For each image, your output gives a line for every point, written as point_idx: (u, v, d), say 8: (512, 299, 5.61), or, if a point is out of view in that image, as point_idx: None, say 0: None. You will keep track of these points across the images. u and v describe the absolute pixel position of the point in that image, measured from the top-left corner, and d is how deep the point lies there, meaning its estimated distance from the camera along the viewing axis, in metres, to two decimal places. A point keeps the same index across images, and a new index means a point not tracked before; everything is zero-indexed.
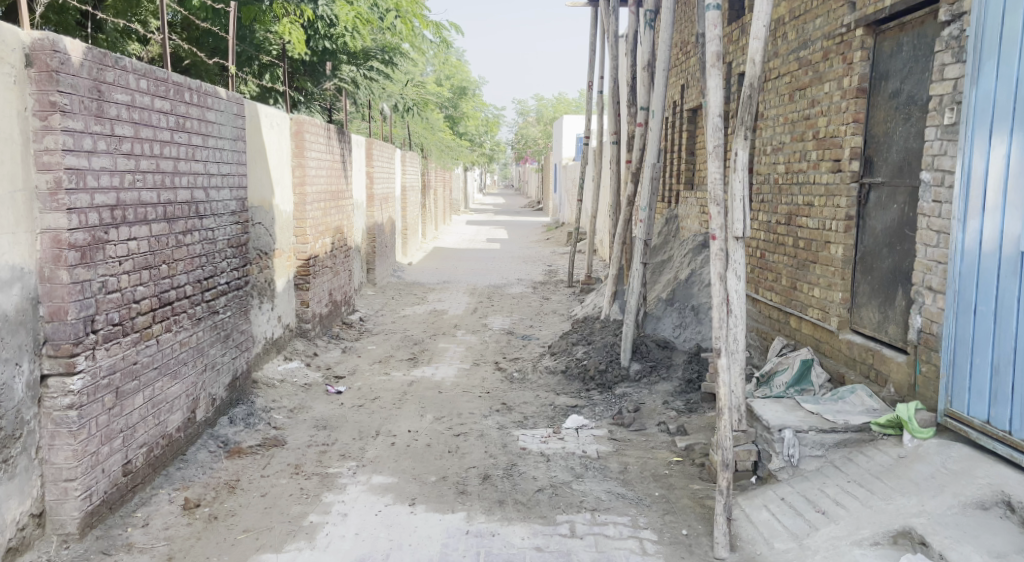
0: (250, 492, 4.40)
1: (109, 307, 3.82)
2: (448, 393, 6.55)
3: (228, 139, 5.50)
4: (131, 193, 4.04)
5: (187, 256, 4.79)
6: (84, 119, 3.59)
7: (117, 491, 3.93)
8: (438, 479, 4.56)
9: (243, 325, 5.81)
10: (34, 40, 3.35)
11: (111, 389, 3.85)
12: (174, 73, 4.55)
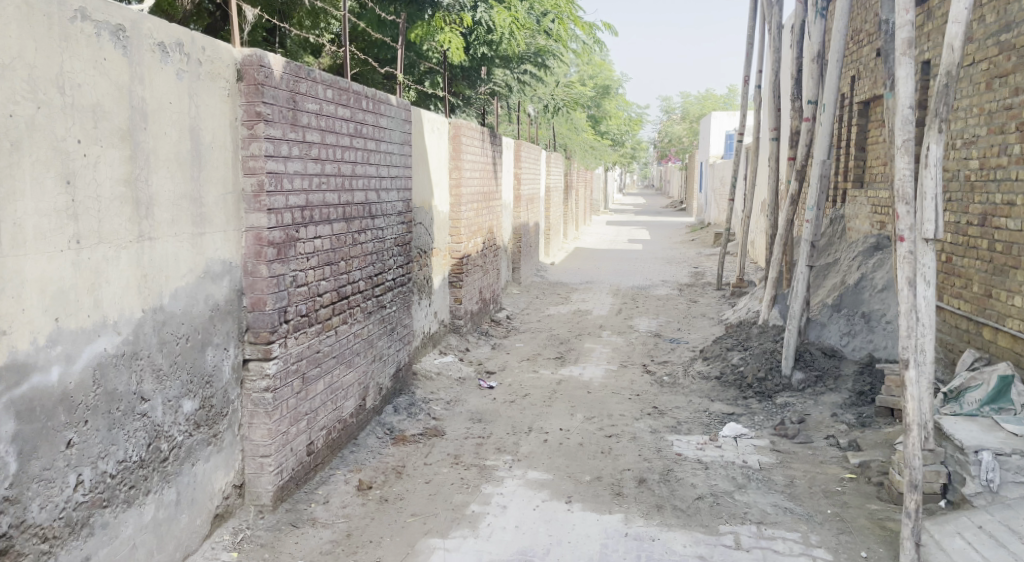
0: (415, 478, 4.64)
1: (298, 299, 4.16)
2: (597, 394, 6.55)
3: (397, 144, 5.80)
4: (317, 196, 4.37)
5: (361, 254, 5.11)
6: (282, 127, 3.93)
7: (302, 469, 4.28)
8: (593, 479, 4.59)
9: (405, 320, 6.12)
10: (244, 56, 3.71)
11: (298, 374, 4.18)
12: (354, 82, 4.87)
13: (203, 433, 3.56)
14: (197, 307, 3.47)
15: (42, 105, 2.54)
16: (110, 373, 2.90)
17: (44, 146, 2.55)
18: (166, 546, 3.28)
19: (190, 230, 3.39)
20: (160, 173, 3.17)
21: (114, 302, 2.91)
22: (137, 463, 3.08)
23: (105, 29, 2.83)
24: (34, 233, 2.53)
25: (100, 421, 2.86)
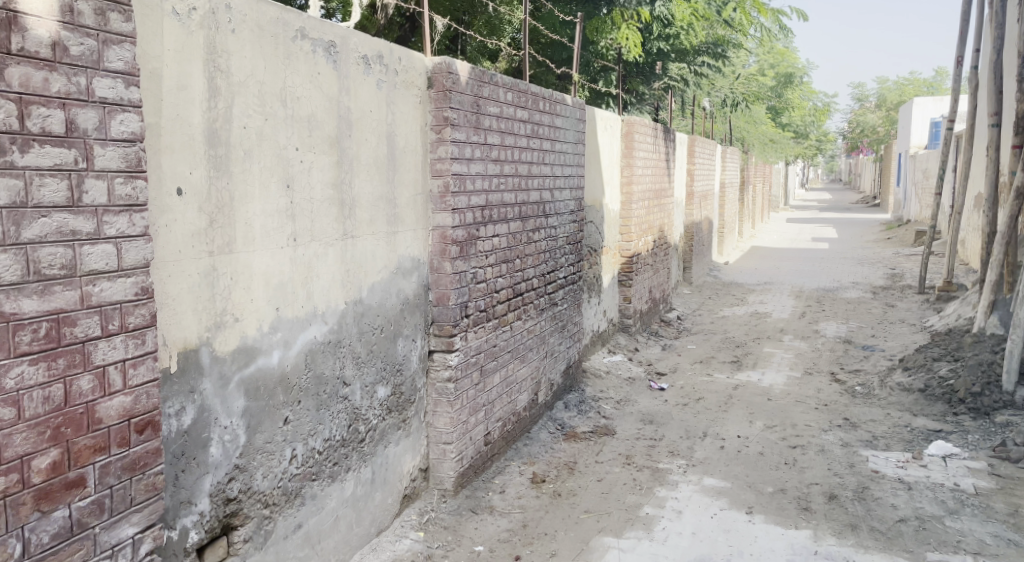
0: (587, 475, 4.68)
1: (478, 295, 4.33)
2: (779, 401, 6.25)
3: (571, 143, 5.86)
4: (496, 196, 4.53)
5: (535, 252, 5.22)
6: (467, 130, 4.11)
7: (480, 458, 4.46)
8: (776, 491, 4.40)
9: (576, 317, 6.18)
10: (435, 64, 3.92)
11: (477, 367, 4.36)
12: (532, 84, 4.98)
13: (394, 418, 3.81)
14: (390, 301, 3.72)
15: (269, 118, 2.84)
16: (319, 359, 3.18)
17: (269, 153, 2.86)
18: (362, 520, 3.56)
19: (386, 229, 3.64)
20: (361, 177, 3.43)
21: (322, 294, 3.20)
22: (340, 442, 3.36)
23: (319, 45, 3.11)
24: (261, 232, 2.84)
25: (311, 402, 3.15)
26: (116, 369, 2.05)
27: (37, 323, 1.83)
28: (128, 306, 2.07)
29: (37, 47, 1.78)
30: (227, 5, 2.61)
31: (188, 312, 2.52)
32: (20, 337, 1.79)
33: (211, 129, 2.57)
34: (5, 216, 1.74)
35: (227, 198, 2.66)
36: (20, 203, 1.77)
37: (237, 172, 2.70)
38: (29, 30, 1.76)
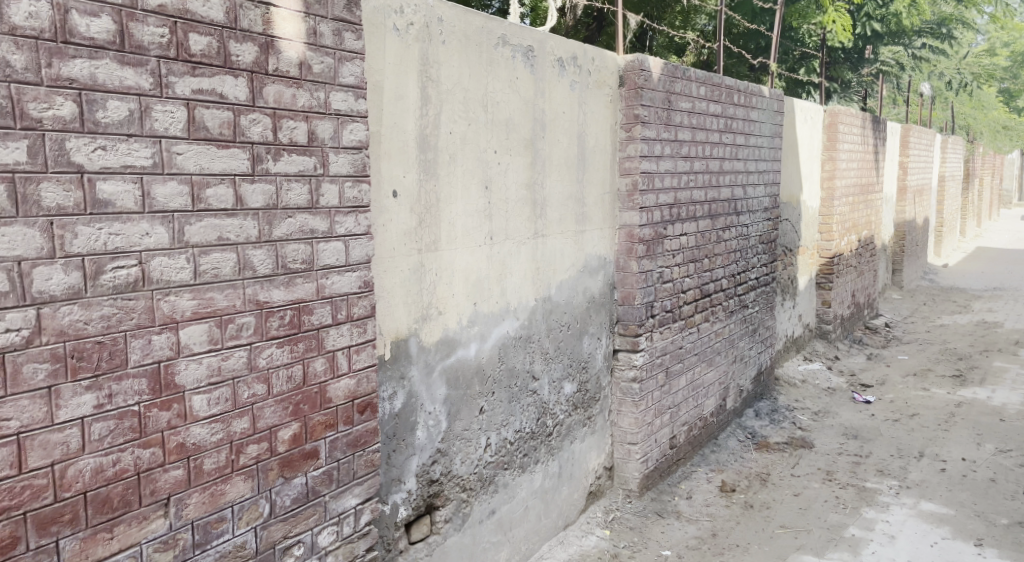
0: (782, 488, 4.45)
1: (664, 295, 4.27)
2: (1013, 423, 5.56)
3: (767, 137, 5.59)
4: (685, 193, 4.42)
5: (725, 252, 5.04)
6: (657, 127, 4.06)
7: (666, 461, 4.40)
8: (1011, 523, 3.93)
9: (769, 321, 5.88)
10: (627, 62, 3.92)
11: (663, 368, 4.30)
12: (726, 77, 4.81)
13: (580, 415, 3.86)
14: (577, 298, 3.76)
15: (472, 123, 2.99)
16: (510, 353, 3.30)
17: (471, 157, 3.00)
18: (550, 512, 3.65)
19: (574, 227, 3.69)
20: (552, 177, 3.51)
21: (514, 291, 3.31)
22: (528, 434, 3.46)
23: (518, 50, 3.22)
24: (462, 232, 2.99)
25: (503, 394, 3.27)
26: (343, 354, 2.26)
27: (283, 311, 2.06)
28: (353, 297, 2.27)
29: (288, 66, 2.01)
30: (439, 18, 2.77)
31: (401, 305, 2.72)
32: (271, 322, 2.03)
33: (422, 135, 2.75)
34: (261, 216, 1.97)
35: (434, 200, 2.83)
36: (273, 205, 2.00)
37: (442, 175, 2.86)
38: (282, 52, 1.99)
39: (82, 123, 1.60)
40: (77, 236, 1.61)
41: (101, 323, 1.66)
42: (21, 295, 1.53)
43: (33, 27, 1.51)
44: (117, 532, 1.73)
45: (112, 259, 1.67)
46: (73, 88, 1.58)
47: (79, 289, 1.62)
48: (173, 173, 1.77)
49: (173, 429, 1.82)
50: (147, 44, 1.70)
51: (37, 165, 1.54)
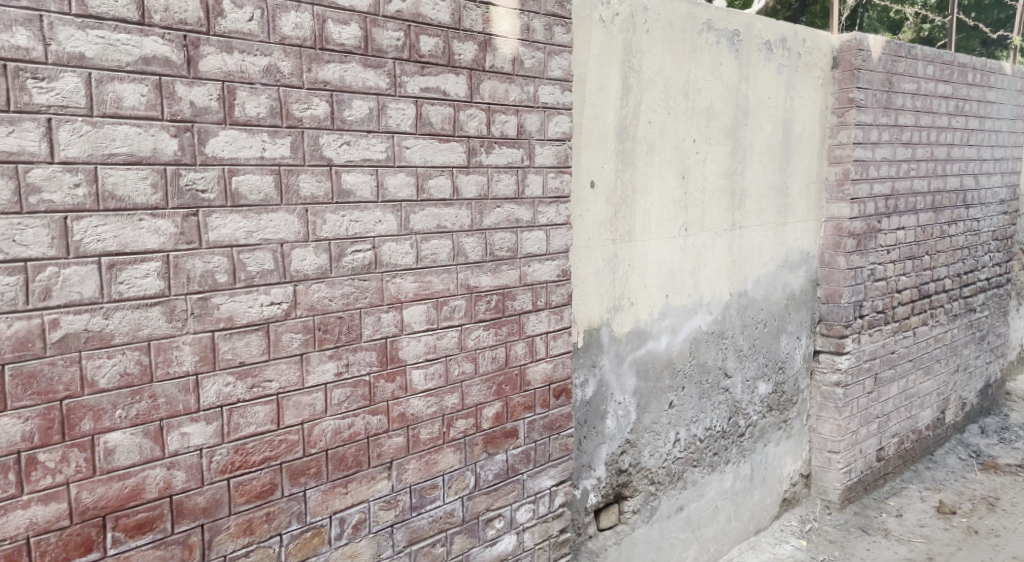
0: (1014, 516, 3.97)
1: (875, 294, 3.95)
2: None
3: (1008, 119, 4.97)
4: (904, 183, 4.05)
5: (950, 248, 4.56)
6: (874, 112, 3.76)
7: (871, 474, 4.09)
8: None
9: (1000, 328, 5.25)
10: (843, 42, 3.66)
11: (872, 373, 3.99)
12: (959, 53, 4.34)
13: (775, 417, 3.69)
14: (776, 294, 3.59)
15: (672, 111, 2.95)
16: (702, 348, 3.22)
17: (670, 146, 2.96)
18: (741, 515, 3.53)
19: (775, 219, 3.53)
20: (754, 166, 3.37)
21: (709, 284, 3.23)
22: (720, 433, 3.37)
23: (724, 35, 3.12)
24: (657, 223, 2.96)
25: (694, 389, 3.21)
26: (542, 339, 2.33)
27: (490, 296, 2.17)
28: (552, 285, 2.34)
29: (503, 63, 2.11)
30: (644, 7, 2.76)
31: (595, 294, 2.75)
32: (479, 306, 2.14)
33: (621, 125, 2.76)
34: (474, 206, 2.09)
35: (630, 190, 2.83)
36: (484, 195, 2.11)
37: (640, 165, 2.86)
38: (498, 49, 2.09)
39: (332, 121, 1.78)
40: (325, 222, 1.80)
41: (342, 300, 1.85)
42: (283, 273, 1.74)
43: (298, 36, 1.71)
44: (350, 488, 1.92)
45: (351, 244, 1.85)
46: (326, 90, 1.77)
47: (326, 269, 1.81)
48: (402, 165, 1.93)
49: (396, 400, 1.99)
50: (386, 47, 1.86)
51: (297, 159, 1.74)
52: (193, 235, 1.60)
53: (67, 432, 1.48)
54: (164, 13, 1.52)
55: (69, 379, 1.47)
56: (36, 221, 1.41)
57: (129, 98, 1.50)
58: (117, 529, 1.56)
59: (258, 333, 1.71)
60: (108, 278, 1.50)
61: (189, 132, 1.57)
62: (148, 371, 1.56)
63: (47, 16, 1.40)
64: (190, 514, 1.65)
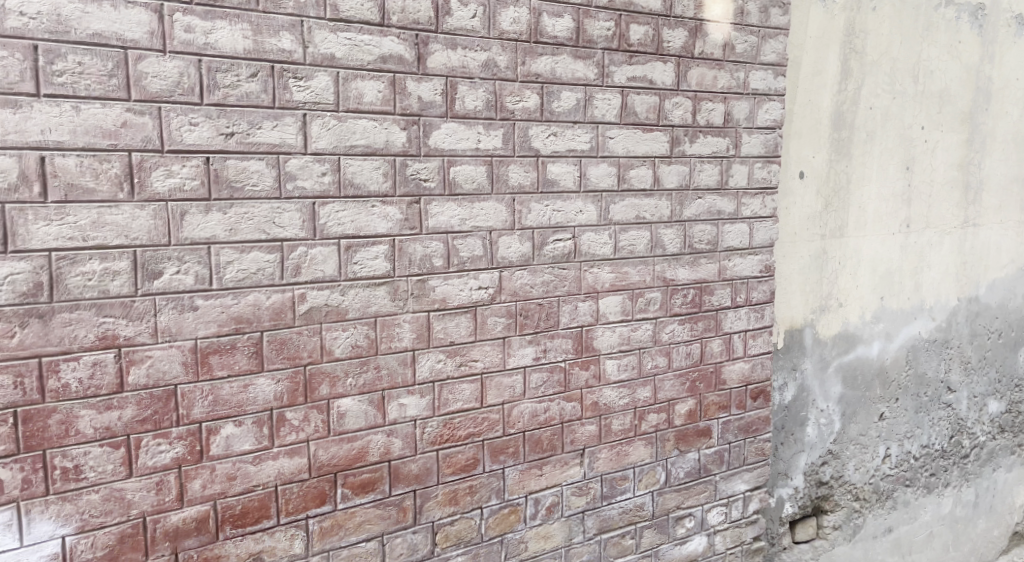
0: None
1: None
2: None
3: None
4: None
5: None
6: None
7: None
8: None
9: None
10: None
11: None
12: None
13: (1007, 440, 3.28)
14: (1015, 302, 3.18)
15: (898, 96, 2.70)
16: (921, 357, 2.93)
17: (893, 134, 2.72)
18: (961, 545, 3.18)
19: (1019, 216, 3.12)
20: (995, 156, 2.99)
21: (932, 286, 2.93)
22: (938, 452, 3.05)
23: (965, 10, 2.80)
24: (874, 217, 2.73)
25: (909, 401, 2.93)
26: (740, 337, 2.24)
27: (687, 289, 2.12)
28: (754, 281, 2.24)
29: (713, 48, 2.05)
30: None
31: (799, 292, 2.60)
32: (675, 299, 2.10)
33: (838, 111, 2.57)
34: (674, 197, 2.05)
35: (844, 181, 2.63)
36: (686, 186, 2.06)
37: (856, 155, 2.65)
38: (709, 35, 2.03)
39: (541, 112, 1.84)
40: (530, 211, 1.85)
41: (543, 287, 1.90)
42: (491, 259, 1.82)
43: (515, 30, 1.78)
44: (545, 470, 1.98)
45: (553, 233, 1.89)
46: (538, 82, 1.82)
47: (529, 257, 1.87)
48: (605, 155, 1.94)
49: (590, 388, 2.01)
50: (596, 38, 1.88)
51: (508, 150, 1.80)
52: (414, 221, 1.71)
53: (309, 395, 1.65)
54: (401, 14, 1.65)
55: (312, 347, 1.64)
56: (292, 206, 1.58)
57: (368, 95, 1.64)
58: (346, 486, 1.72)
59: (466, 315, 1.80)
60: (345, 259, 1.65)
61: (416, 126, 1.69)
62: (374, 344, 1.71)
63: (307, 21, 1.56)
64: (405, 479, 1.78)
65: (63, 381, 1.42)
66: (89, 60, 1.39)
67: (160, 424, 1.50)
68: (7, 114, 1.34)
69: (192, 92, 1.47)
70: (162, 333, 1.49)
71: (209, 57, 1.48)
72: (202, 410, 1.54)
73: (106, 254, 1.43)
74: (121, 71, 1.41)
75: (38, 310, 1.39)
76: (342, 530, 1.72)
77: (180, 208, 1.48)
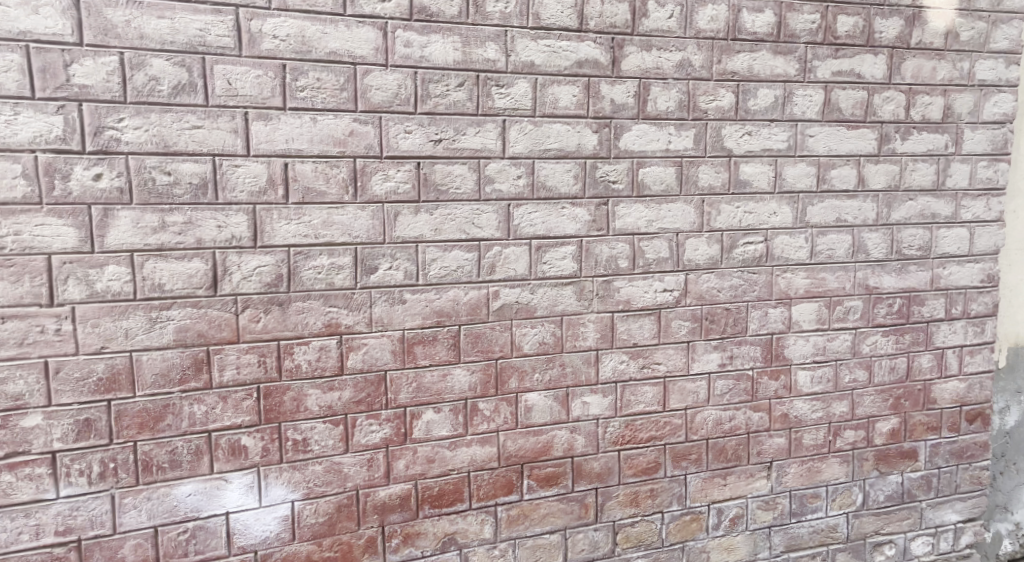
0: None
1: None
2: None
3: None
4: None
5: None
6: None
7: None
8: None
9: None
10: None
11: None
12: None
13: None
14: None
15: None
16: None
17: None
18: None
19: None
20: None
21: None
22: None
23: None
24: None
25: None
26: (954, 353, 2.04)
27: (893, 298, 1.96)
28: (973, 291, 2.03)
29: (933, 38, 1.89)
30: None
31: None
32: (878, 309, 1.96)
33: None
34: (881, 199, 1.91)
35: None
36: (894, 187, 1.92)
37: None
38: (928, 23, 1.88)
39: (736, 111, 1.79)
40: (720, 213, 1.81)
41: (731, 292, 1.85)
42: (677, 262, 1.80)
43: (712, 29, 1.75)
44: (729, 480, 1.92)
45: (744, 236, 1.83)
46: (734, 80, 1.78)
47: (717, 259, 1.82)
48: (803, 155, 1.85)
49: (779, 399, 1.93)
50: (800, 32, 1.80)
51: (699, 150, 1.78)
52: (602, 223, 1.74)
53: (500, 388, 1.72)
54: (599, 19, 1.68)
55: (502, 342, 1.71)
56: (489, 207, 1.66)
57: (564, 99, 1.68)
58: (532, 478, 1.77)
59: (650, 317, 1.80)
60: (536, 259, 1.71)
61: (608, 128, 1.71)
62: (560, 342, 1.75)
63: (511, 31, 1.64)
64: (587, 477, 1.81)
65: (296, 362, 1.58)
66: (326, 76, 1.54)
67: (372, 405, 1.64)
68: (261, 126, 1.51)
69: (408, 102, 1.59)
70: (376, 323, 1.62)
71: (424, 69, 1.60)
72: (408, 396, 1.66)
73: (333, 250, 1.58)
74: (351, 84, 1.56)
75: (279, 298, 1.56)
76: (527, 520, 1.78)
77: (394, 209, 1.61)
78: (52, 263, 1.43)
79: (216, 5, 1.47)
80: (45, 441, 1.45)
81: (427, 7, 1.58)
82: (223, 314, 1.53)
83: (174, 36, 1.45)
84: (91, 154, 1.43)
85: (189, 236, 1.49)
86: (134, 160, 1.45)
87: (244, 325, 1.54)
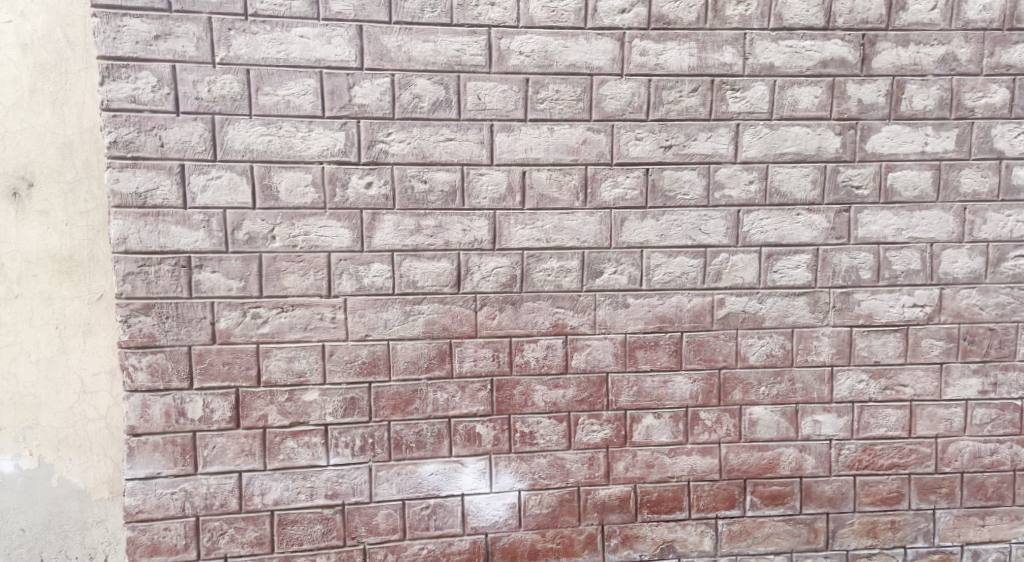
0: None
1: None
2: None
3: None
4: None
5: None
6: None
7: None
8: None
9: None
10: None
11: None
12: None
13: None
14: None
15: None
16: None
17: None
18: None
19: None
20: None
21: None
22: None
23: None
24: None
25: None
26: None
27: None
28: None
29: None
30: None
31: None
32: None
33: None
34: None
35: None
36: None
37: None
38: None
39: (1010, 109, 1.63)
40: (986, 222, 1.65)
41: (996, 310, 1.67)
42: (931, 275, 1.65)
43: (984, 18, 1.62)
44: (988, 521, 1.72)
45: (1016, 247, 1.66)
46: (1008, 74, 1.63)
47: (980, 273, 1.66)
48: None
49: None
50: None
51: (962, 152, 1.63)
52: (842, 230, 1.64)
53: (722, 398, 1.69)
54: (848, 16, 1.61)
55: (727, 351, 1.68)
56: (717, 213, 1.64)
57: (804, 101, 1.62)
58: (754, 495, 1.71)
59: (896, 334, 1.67)
60: (766, 267, 1.65)
61: (853, 130, 1.63)
62: (790, 355, 1.68)
63: (750, 34, 1.61)
64: (817, 500, 1.71)
65: (525, 358, 1.67)
66: (564, 88, 1.61)
67: (594, 405, 1.69)
68: (504, 137, 1.62)
69: (641, 110, 1.62)
70: (600, 325, 1.67)
71: (658, 76, 1.61)
72: (628, 399, 1.68)
73: (563, 254, 1.65)
74: (587, 95, 1.62)
75: (512, 298, 1.65)
76: (750, 537, 1.72)
77: (621, 215, 1.64)
78: (332, 260, 1.62)
79: (472, 27, 1.60)
80: (320, 414, 1.66)
81: (665, 15, 1.61)
82: (464, 310, 1.66)
83: (435, 57, 1.60)
84: (364, 165, 1.61)
85: (439, 238, 1.63)
86: (398, 169, 1.62)
87: (481, 321, 1.66)
